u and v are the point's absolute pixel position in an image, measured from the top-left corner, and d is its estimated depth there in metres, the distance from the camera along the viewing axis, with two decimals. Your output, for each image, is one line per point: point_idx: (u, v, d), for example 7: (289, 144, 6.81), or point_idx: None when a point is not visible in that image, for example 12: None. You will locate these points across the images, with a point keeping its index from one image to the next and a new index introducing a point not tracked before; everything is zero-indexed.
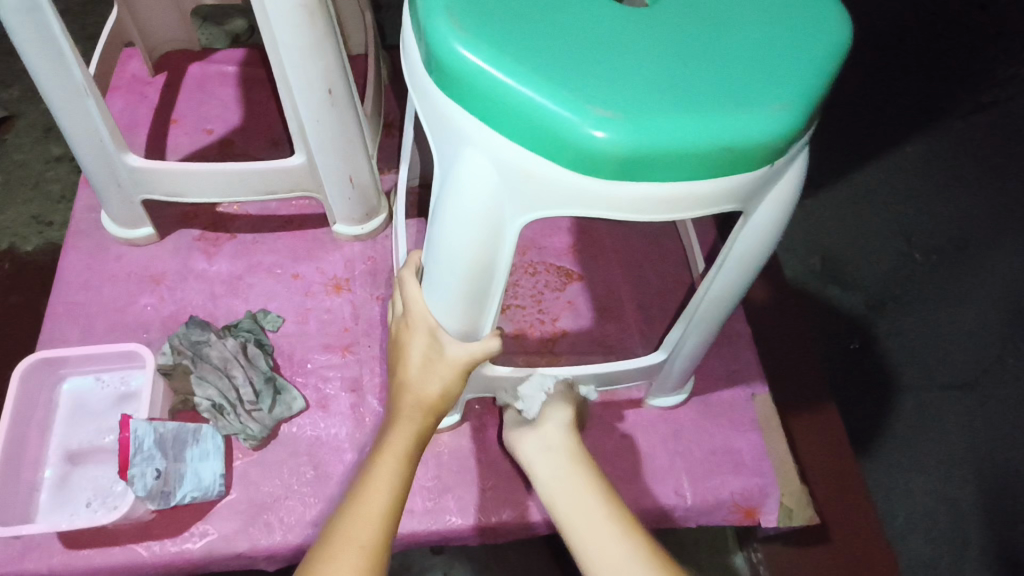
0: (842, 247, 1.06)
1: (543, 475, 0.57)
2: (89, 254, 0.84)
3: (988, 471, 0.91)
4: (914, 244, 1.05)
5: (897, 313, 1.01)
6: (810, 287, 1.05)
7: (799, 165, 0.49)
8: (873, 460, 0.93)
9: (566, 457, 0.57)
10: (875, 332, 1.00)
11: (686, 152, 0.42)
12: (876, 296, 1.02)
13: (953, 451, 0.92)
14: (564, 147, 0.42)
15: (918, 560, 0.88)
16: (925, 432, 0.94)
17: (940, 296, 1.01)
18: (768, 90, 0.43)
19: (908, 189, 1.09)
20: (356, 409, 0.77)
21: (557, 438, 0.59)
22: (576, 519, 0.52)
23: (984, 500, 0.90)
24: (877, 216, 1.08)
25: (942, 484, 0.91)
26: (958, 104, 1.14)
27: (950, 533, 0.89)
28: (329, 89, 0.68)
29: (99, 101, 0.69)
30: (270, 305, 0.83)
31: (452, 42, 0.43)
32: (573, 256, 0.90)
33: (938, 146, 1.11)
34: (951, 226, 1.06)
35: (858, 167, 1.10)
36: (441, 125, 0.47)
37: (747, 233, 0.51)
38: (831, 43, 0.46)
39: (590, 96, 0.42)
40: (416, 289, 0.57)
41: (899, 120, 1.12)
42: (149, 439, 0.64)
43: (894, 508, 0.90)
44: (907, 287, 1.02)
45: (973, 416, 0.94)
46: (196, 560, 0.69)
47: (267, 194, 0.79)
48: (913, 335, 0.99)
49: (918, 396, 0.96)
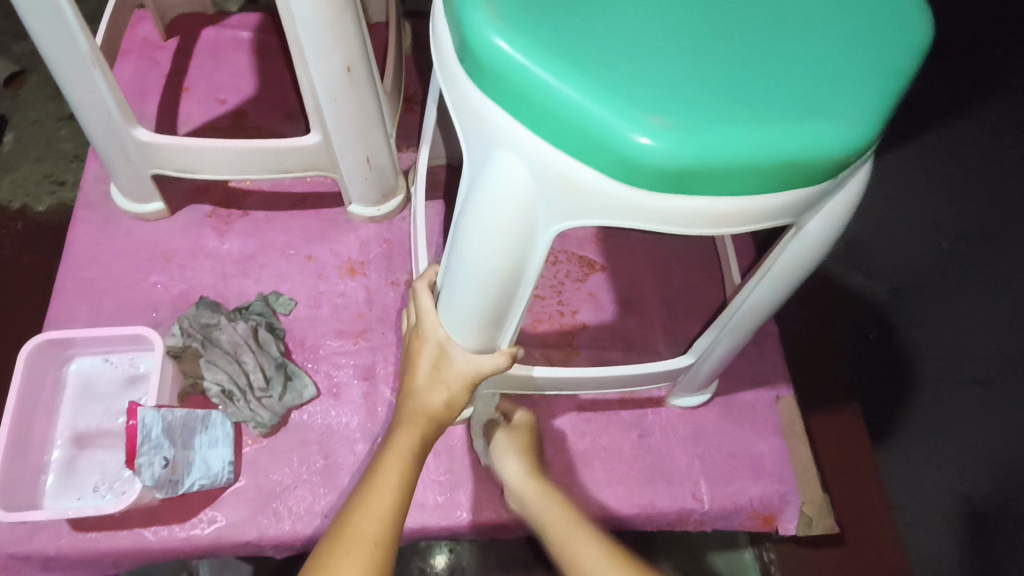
0: (869, 234, 1.06)
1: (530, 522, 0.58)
2: (98, 227, 0.82)
3: (1000, 466, 0.91)
4: (942, 233, 1.05)
5: (918, 301, 1.01)
6: (833, 272, 1.04)
7: (862, 175, 0.45)
8: (889, 451, 0.93)
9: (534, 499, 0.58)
10: (896, 321, 1.00)
11: (745, 167, 0.39)
12: (898, 284, 1.02)
13: (969, 445, 0.92)
14: (610, 155, 0.39)
15: (927, 554, 0.88)
16: (942, 425, 0.93)
17: (969, 286, 1.01)
18: (838, 100, 0.39)
19: (943, 173, 1.09)
20: (369, 398, 0.75)
21: (519, 485, 0.61)
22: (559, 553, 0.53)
23: (993, 493, 0.90)
24: (906, 203, 1.07)
25: (954, 477, 0.91)
26: (996, 90, 1.13)
27: (958, 526, 0.89)
28: (348, 65, 0.64)
29: (106, 71, 0.66)
30: (282, 287, 0.80)
31: (489, 33, 0.39)
32: (597, 245, 0.87)
33: (971, 131, 1.11)
34: (980, 214, 1.05)
35: (890, 150, 1.11)
36: (471, 121, 0.43)
37: (797, 243, 0.48)
38: (907, 47, 0.42)
39: (641, 100, 0.38)
40: (432, 304, 0.58)
41: (934, 102, 1.12)
42: (157, 427, 0.63)
43: (905, 500, 0.90)
44: (930, 275, 1.02)
45: (990, 409, 0.94)
46: (204, 546, 0.68)
47: (281, 173, 0.76)
48: (937, 326, 0.99)
49: (937, 388, 0.95)
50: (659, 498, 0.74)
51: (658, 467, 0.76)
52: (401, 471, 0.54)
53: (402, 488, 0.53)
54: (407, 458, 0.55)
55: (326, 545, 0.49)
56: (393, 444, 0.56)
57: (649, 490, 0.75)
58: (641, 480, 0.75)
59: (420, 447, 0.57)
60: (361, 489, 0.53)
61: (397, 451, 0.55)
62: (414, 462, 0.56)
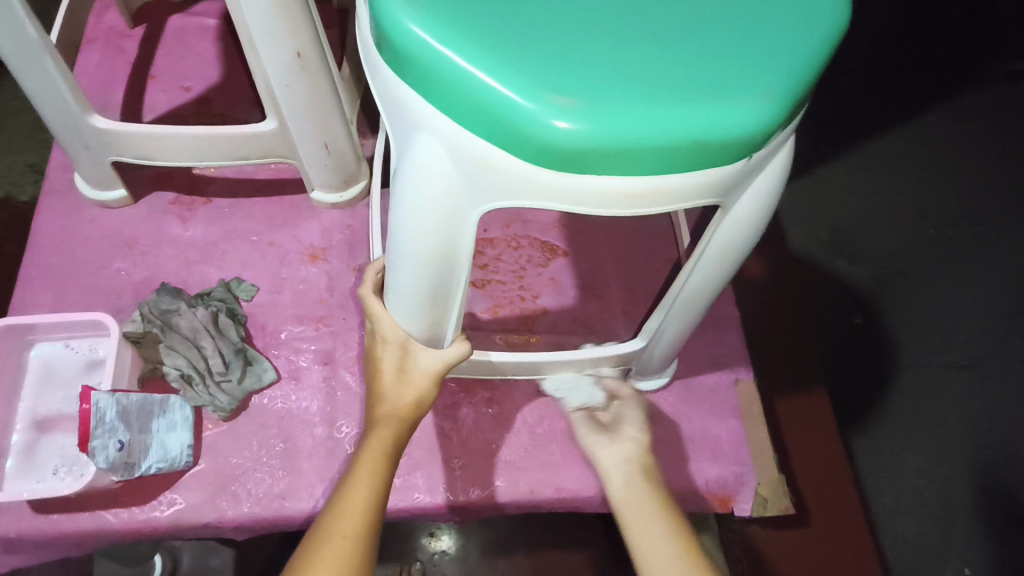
0: (854, 221, 1.08)
1: (616, 484, 0.61)
2: (63, 214, 0.83)
3: (982, 453, 0.94)
4: (927, 220, 1.08)
5: (901, 287, 1.04)
6: (817, 258, 1.07)
7: (784, 154, 0.46)
8: (867, 437, 0.95)
9: (639, 473, 0.62)
10: (879, 308, 1.03)
11: (655, 145, 0.39)
12: (882, 271, 1.05)
13: (949, 429, 0.95)
14: (521, 137, 0.39)
15: (905, 538, 0.91)
16: (923, 409, 0.96)
17: (951, 272, 1.04)
18: (747, 78, 0.39)
19: (929, 163, 1.11)
20: (328, 382, 0.76)
21: (633, 455, 0.64)
22: (637, 524, 0.56)
23: (975, 480, 0.93)
24: (892, 191, 1.10)
25: (935, 462, 0.94)
26: (978, 78, 1.17)
27: (939, 510, 0.92)
28: (298, 51, 0.64)
29: (58, 58, 0.66)
30: (244, 273, 0.81)
31: (401, 17, 0.39)
32: (560, 230, 0.87)
33: (957, 120, 1.14)
34: (962, 203, 1.09)
35: (878, 135, 1.13)
36: (394, 105, 0.44)
37: (726, 226, 0.48)
38: (826, 24, 0.42)
39: (548, 81, 0.38)
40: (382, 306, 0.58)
41: (917, 89, 1.16)
42: (111, 411, 0.63)
43: (883, 486, 0.93)
44: (913, 262, 1.05)
45: (970, 395, 0.97)
46: (163, 528, 0.69)
47: (240, 159, 0.76)
48: (919, 312, 1.02)
49: (918, 372, 0.98)
50: None
51: None
52: (373, 473, 0.54)
53: (375, 488, 0.53)
54: (380, 458, 0.55)
55: (304, 548, 0.49)
56: (366, 448, 0.56)
57: None
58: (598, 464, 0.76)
59: (394, 446, 0.57)
60: (335, 493, 0.54)
61: (369, 454, 0.55)
62: (388, 461, 0.55)
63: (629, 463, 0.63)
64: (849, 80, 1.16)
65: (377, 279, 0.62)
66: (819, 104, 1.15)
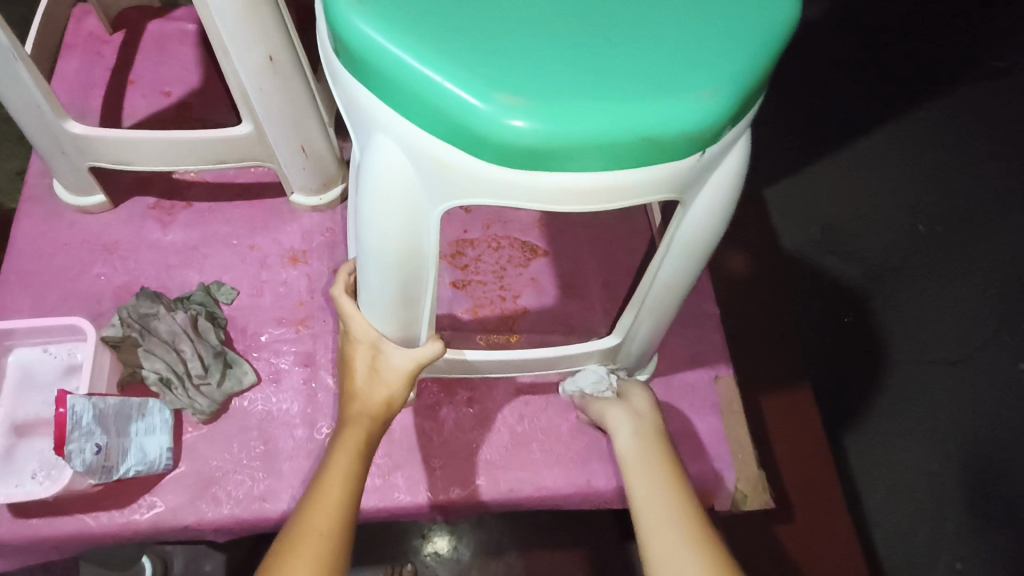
0: (845, 218, 1.09)
1: (625, 439, 0.62)
2: (43, 220, 0.83)
3: (973, 448, 0.94)
4: (919, 216, 1.07)
5: (892, 284, 1.04)
6: (807, 257, 1.08)
7: (741, 149, 0.46)
8: (857, 432, 0.97)
9: (650, 432, 0.62)
10: (870, 305, 1.03)
11: (607, 142, 0.39)
12: (874, 269, 1.05)
13: (939, 426, 0.95)
14: (473, 136, 0.39)
15: (899, 534, 0.92)
16: (911, 406, 0.97)
17: (945, 268, 1.04)
18: (693, 74, 0.40)
19: (921, 157, 1.11)
20: (308, 384, 0.76)
21: (644, 414, 0.65)
22: (640, 475, 0.58)
23: (966, 476, 0.92)
24: (882, 187, 1.10)
25: (924, 458, 0.94)
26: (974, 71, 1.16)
27: (928, 505, 0.92)
28: (270, 55, 0.64)
29: (31, 64, 0.66)
30: (224, 277, 0.81)
31: (354, 20, 0.40)
32: (540, 230, 0.88)
33: (952, 113, 1.13)
34: (954, 198, 1.08)
35: (868, 132, 1.13)
36: (352, 106, 0.44)
37: (687, 221, 0.49)
38: (774, 20, 0.42)
39: (496, 79, 0.38)
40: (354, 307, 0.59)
41: (909, 83, 1.15)
42: (87, 415, 0.62)
43: (875, 483, 0.94)
44: (906, 259, 1.05)
45: (962, 392, 0.96)
46: (143, 531, 0.69)
47: (218, 163, 0.76)
48: (908, 309, 1.02)
49: (908, 369, 0.98)
50: (595, 478, 0.75)
51: (596, 447, 0.77)
52: (346, 468, 0.54)
53: (350, 485, 0.53)
54: (354, 455, 0.56)
55: (279, 546, 0.49)
56: (338, 444, 0.56)
57: (585, 470, 0.76)
58: (578, 461, 0.76)
59: (366, 446, 0.57)
60: (309, 490, 0.54)
61: (342, 450, 0.56)
62: (361, 459, 0.56)
63: (646, 450, 0.60)
64: (835, 76, 1.17)
65: (349, 281, 0.63)
66: (810, 102, 1.15)
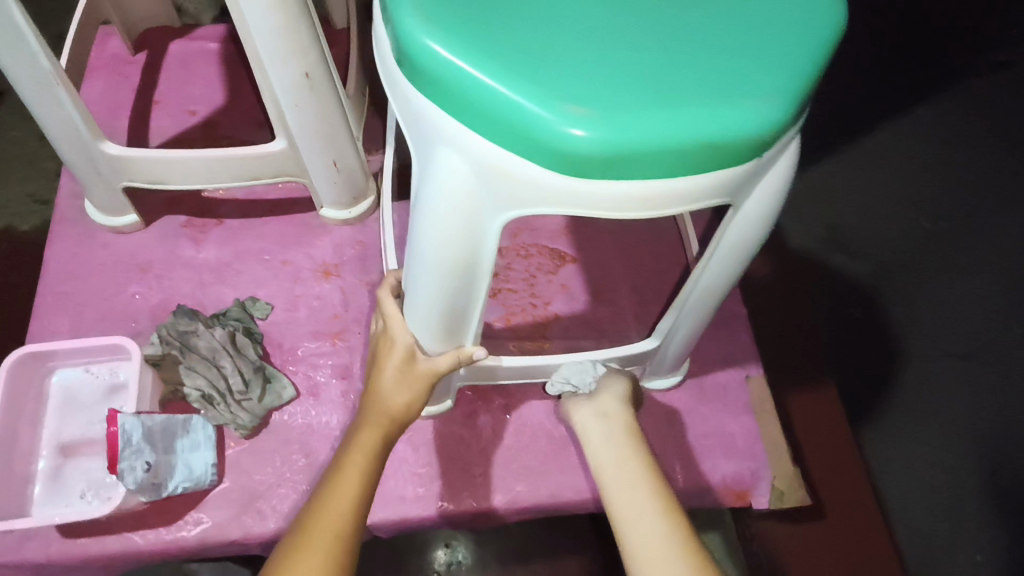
0: (851, 217, 1.10)
1: (595, 443, 0.57)
2: (75, 241, 0.83)
3: (994, 442, 0.94)
4: (926, 211, 1.09)
5: (901, 279, 1.05)
6: (815, 254, 1.09)
7: (790, 152, 0.47)
8: (878, 431, 0.97)
9: (621, 431, 0.57)
10: (878, 300, 1.04)
11: (670, 149, 0.40)
12: (880, 265, 1.06)
13: (954, 419, 0.95)
14: (540, 145, 0.40)
15: (919, 529, 0.92)
16: (926, 402, 0.97)
17: (950, 263, 1.05)
18: (751, 81, 0.41)
19: (925, 154, 1.13)
20: (346, 396, 0.77)
21: (612, 410, 0.60)
22: (614, 482, 0.53)
23: (986, 471, 0.92)
24: (888, 182, 1.12)
25: (943, 453, 0.94)
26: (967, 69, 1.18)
27: (948, 499, 0.92)
28: (306, 71, 0.65)
29: (71, 89, 0.67)
30: (259, 292, 0.82)
31: (422, 36, 0.41)
32: (567, 237, 0.89)
33: (952, 109, 1.15)
34: (955, 190, 1.10)
35: (869, 130, 1.15)
36: (414, 119, 0.45)
37: (737, 224, 0.49)
38: (823, 27, 0.43)
39: (563, 91, 0.39)
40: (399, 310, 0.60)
41: (903, 79, 1.18)
42: (138, 433, 0.63)
43: (896, 480, 0.94)
44: (914, 254, 1.06)
45: (977, 384, 0.97)
46: (191, 547, 0.70)
47: (251, 180, 0.77)
48: (920, 303, 1.03)
49: (921, 363, 0.99)
50: None
51: None
52: (363, 467, 0.54)
53: (364, 488, 0.53)
54: (369, 456, 0.55)
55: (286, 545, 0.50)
56: (357, 444, 0.56)
57: None
58: None
59: (381, 447, 0.57)
60: (322, 488, 0.54)
61: (359, 450, 0.56)
62: (375, 461, 0.56)
63: (620, 460, 0.54)
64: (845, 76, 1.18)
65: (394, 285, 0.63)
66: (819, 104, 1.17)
